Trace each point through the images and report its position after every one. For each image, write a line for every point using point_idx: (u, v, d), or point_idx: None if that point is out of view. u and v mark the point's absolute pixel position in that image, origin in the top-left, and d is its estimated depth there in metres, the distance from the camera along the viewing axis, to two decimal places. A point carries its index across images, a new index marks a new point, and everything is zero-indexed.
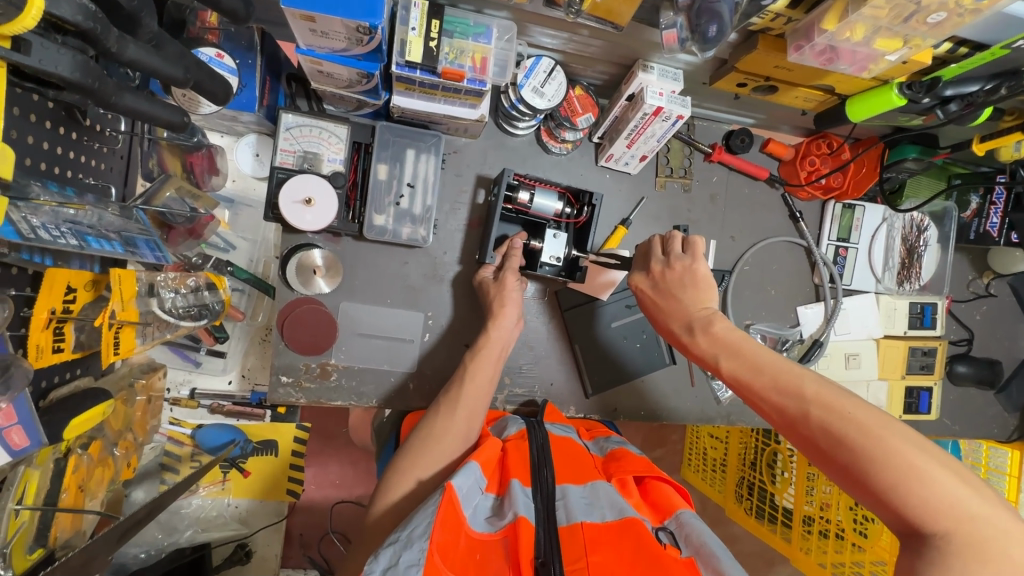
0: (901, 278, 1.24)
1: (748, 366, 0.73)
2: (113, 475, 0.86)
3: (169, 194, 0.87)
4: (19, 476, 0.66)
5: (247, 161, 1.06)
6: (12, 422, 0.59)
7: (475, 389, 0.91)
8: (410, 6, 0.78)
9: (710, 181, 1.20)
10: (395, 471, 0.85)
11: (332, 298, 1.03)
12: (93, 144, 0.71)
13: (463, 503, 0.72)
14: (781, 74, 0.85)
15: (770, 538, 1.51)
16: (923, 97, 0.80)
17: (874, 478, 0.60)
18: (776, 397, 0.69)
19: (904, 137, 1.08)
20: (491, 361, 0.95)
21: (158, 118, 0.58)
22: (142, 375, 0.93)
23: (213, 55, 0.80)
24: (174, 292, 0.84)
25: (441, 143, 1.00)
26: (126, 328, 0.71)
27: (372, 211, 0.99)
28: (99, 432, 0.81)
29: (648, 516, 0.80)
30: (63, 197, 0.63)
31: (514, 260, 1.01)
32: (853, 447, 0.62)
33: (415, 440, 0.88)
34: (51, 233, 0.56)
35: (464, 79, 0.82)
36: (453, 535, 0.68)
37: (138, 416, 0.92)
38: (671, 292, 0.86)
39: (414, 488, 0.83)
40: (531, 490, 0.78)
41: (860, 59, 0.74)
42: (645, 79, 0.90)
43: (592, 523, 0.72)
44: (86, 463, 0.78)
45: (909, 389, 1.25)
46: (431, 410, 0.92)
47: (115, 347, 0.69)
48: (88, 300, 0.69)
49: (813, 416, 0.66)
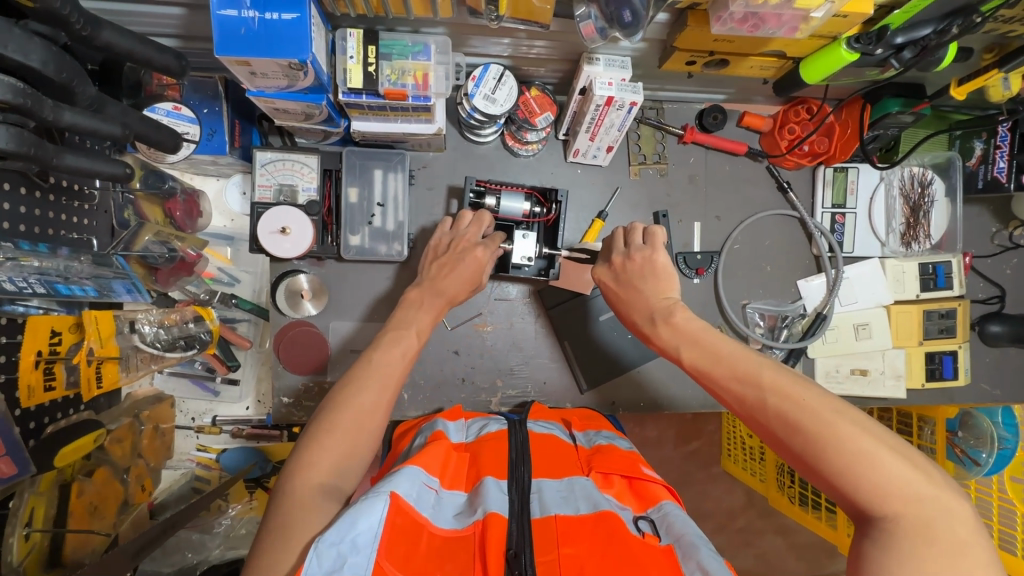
0: (907, 239, 1.17)
1: (708, 356, 0.74)
2: (125, 498, 1.01)
3: (148, 238, 0.92)
4: (25, 503, 0.80)
5: (235, 200, 1.16)
6: (2, 453, 0.71)
7: (391, 364, 0.85)
8: (346, 36, 0.82)
9: (687, 163, 1.18)
10: (309, 445, 0.75)
11: (322, 319, 1.08)
12: (72, 203, 0.80)
13: (419, 507, 0.72)
14: (723, 47, 0.84)
15: (815, 525, 1.40)
16: (875, 48, 0.76)
17: (826, 463, 0.60)
18: (735, 385, 0.69)
19: (886, 91, 1.00)
20: (412, 332, 0.90)
21: (100, 172, 0.65)
22: (149, 405, 1.12)
23: (170, 109, 0.90)
24: (156, 326, 0.92)
25: (406, 160, 1.04)
26: (107, 363, 0.83)
27: (347, 232, 1.03)
28: (103, 458, 0.96)
29: (631, 505, 0.78)
30: (30, 253, 0.72)
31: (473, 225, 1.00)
32: (805, 433, 0.62)
33: (334, 414, 0.77)
34: (14, 286, 0.68)
35: (408, 98, 0.85)
36: (413, 535, 0.69)
37: (146, 443, 1.09)
38: (632, 283, 0.88)
39: (338, 465, 0.74)
40: (506, 485, 0.78)
41: (788, 21, 0.72)
42: (591, 71, 0.91)
43: (567, 516, 0.72)
44: (90, 488, 0.92)
45: (929, 355, 1.17)
46: (344, 381, 0.82)
47: (96, 381, 0.81)
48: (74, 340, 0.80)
49: (770, 403, 0.65)
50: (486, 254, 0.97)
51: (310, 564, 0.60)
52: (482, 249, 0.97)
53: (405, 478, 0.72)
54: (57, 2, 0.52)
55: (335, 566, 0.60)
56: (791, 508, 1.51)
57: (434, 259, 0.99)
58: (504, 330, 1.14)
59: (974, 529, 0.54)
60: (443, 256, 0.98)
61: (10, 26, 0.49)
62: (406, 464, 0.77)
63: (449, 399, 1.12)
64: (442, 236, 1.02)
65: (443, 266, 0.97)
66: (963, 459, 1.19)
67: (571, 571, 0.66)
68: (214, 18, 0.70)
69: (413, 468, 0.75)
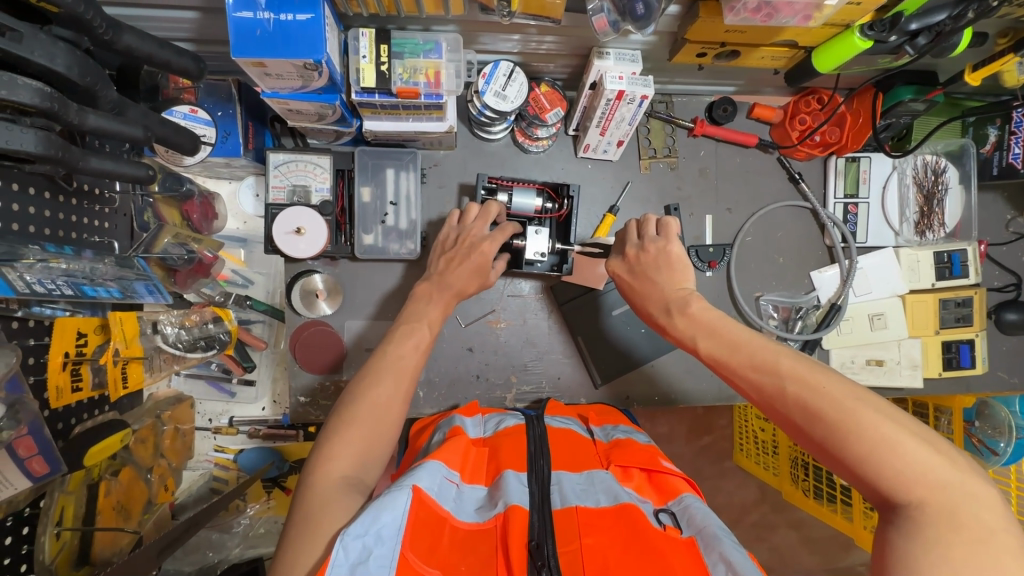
0: (921, 228, 1.17)
1: (726, 346, 0.74)
2: (149, 497, 1.03)
3: (167, 241, 0.94)
4: (55, 502, 0.81)
5: (249, 202, 1.18)
6: (34, 452, 0.73)
7: (405, 357, 0.85)
8: (358, 36, 0.83)
9: (698, 156, 1.17)
10: (330, 439, 0.75)
11: (337, 318, 1.09)
12: (94, 207, 0.81)
13: (440, 501, 0.72)
14: (735, 38, 0.83)
15: (832, 518, 1.40)
16: (888, 35, 0.75)
17: (848, 450, 0.60)
18: (753, 374, 0.70)
19: (898, 79, 0.99)
20: (424, 326, 0.90)
21: (124, 174, 0.66)
22: (168, 407, 1.13)
23: (188, 112, 0.92)
24: (178, 328, 0.95)
25: (418, 158, 1.05)
26: (131, 363, 0.87)
27: (360, 232, 1.04)
28: (128, 459, 0.98)
29: (651, 498, 0.79)
30: (57, 255, 0.72)
31: (477, 215, 1.00)
32: (827, 421, 0.62)
33: (351, 408, 0.78)
34: (46, 287, 0.67)
35: (420, 96, 0.86)
36: (434, 529, 0.69)
37: (168, 444, 1.11)
38: (646, 274, 0.88)
39: (359, 458, 0.75)
40: (526, 477, 0.78)
41: (801, 9, 0.72)
42: (601, 65, 0.91)
43: (587, 508, 0.73)
44: (116, 487, 0.93)
45: (945, 344, 1.16)
46: (360, 375, 0.83)
47: (122, 382, 0.86)
48: (99, 342, 0.83)
49: (789, 392, 0.66)
50: (492, 248, 0.96)
51: (336, 556, 0.60)
52: (488, 243, 0.97)
53: (425, 472, 0.73)
54: (81, 6, 0.52)
55: (361, 557, 0.61)
56: (805, 501, 1.50)
57: (441, 253, 0.99)
58: (518, 326, 1.15)
59: (1002, 516, 0.53)
60: (451, 250, 0.98)
61: (36, 31, 0.50)
62: (427, 459, 0.77)
63: (464, 396, 1.13)
64: (449, 230, 1.01)
65: (450, 260, 0.97)
66: (981, 448, 1.20)
67: (593, 562, 0.66)
68: (230, 20, 0.70)
69: (434, 463, 0.76)
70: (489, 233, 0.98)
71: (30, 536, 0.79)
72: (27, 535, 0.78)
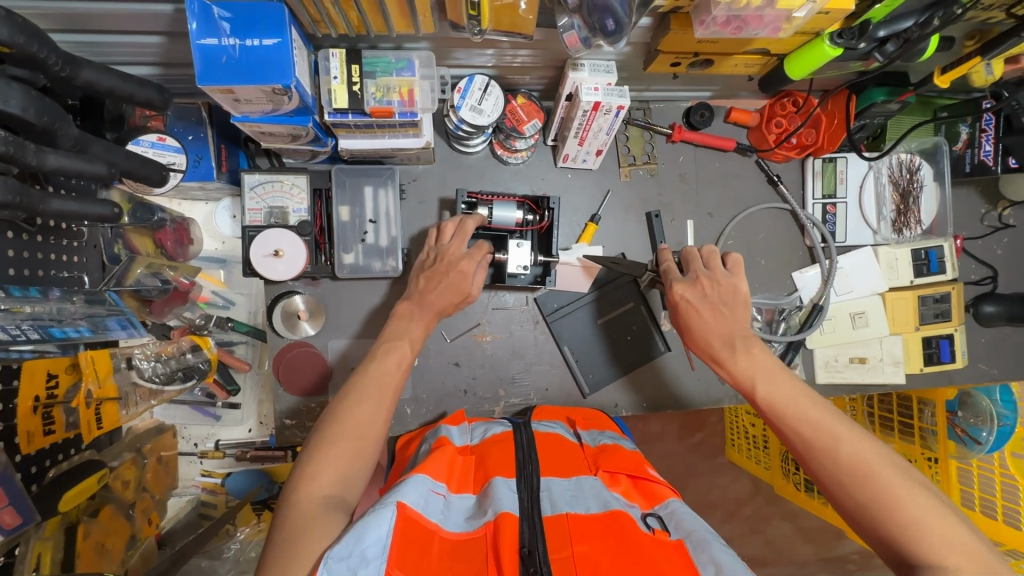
0: (898, 226, 1.18)
1: (783, 395, 0.77)
2: (132, 534, 1.00)
3: (140, 271, 0.92)
4: (30, 549, 0.79)
5: (226, 223, 1.16)
6: (5, 504, 0.72)
7: (388, 374, 0.84)
8: (329, 57, 0.81)
9: (677, 161, 1.18)
10: (313, 458, 0.74)
11: (321, 338, 1.08)
12: (61, 242, 0.77)
13: (427, 514, 0.71)
14: (707, 47, 0.83)
15: (821, 510, 1.43)
16: (858, 42, 0.77)
17: (895, 513, 0.64)
18: (807, 428, 0.73)
19: (869, 81, 1.01)
20: (404, 343, 0.89)
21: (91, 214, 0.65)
22: (149, 440, 1.14)
23: (156, 140, 0.91)
24: (153, 360, 0.94)
25: (396, 174, 1.04)
26: (106, 404, 0.85)
27: (341, 251, 1.03)
28: (108, 497, 0.96)
29: (638, 502, 0.79)
30: (21, 300, 0.70)
31: (450, 230, 0.97)
32: (879, 487, 0.66)
33: (334, 427, 0.77)
34: (9, 332, 0.67)
35: (394, 114, 0.85)
36: (423, 544, 0.68)
37: (150, 477, 1.11)
38: (720, 305, 0.88)
39: (342, 475, 0.74)
40: (516, 483, 0.78)
41: (770, 21, 0.71)
42: (576, 77, 0.90)
43: (578, 514, 0.73)
44: (95, 528, 0.91)
45: (926, 340, 1.18)
46: (341, 395, 0.82)
47: (96, 423, 0.83)
48: (70, 382, 0.81)
49: (844, 449, 0.70)
50: (471, 266, 0.93)
51: None
52: (466, 261, 0.94)
53: (410, 487, 0.72)
54: (33, 45, 0.51)
55: None
56: (796, 494, 1.53)
57: (421, 272, 0.96)
58: (504, 339, 1.14)
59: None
60: (430, 269, 0.95)
61: None
62: (412, 473, 0.76)
63: (452, 410, 1.12)
64: (428, 251, 0.98)
65: (430, 279, 0.94)
66: (964, 438, 1.28)
67: (586, 570, 0.65)
68: (194, 48, 0.69)
69: (420, 477, 0.75)
70: (466, 252, 0.95)
71: None
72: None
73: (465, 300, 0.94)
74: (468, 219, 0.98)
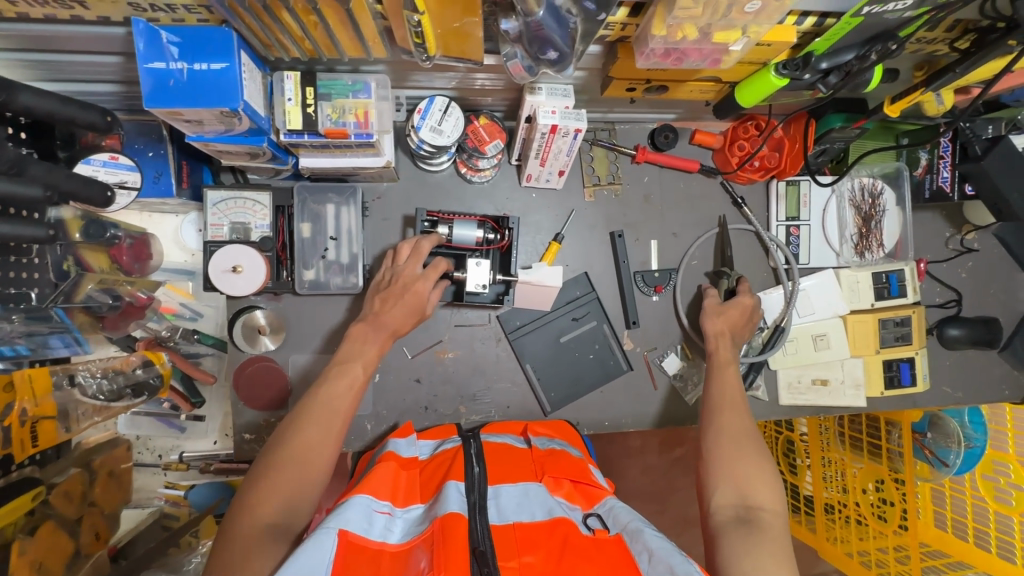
0: (861, 249, 1.20)
1: (728, 373, 0.96)
2: (76, 551, 0.97)
3: (90, 287, 0.91)
4: None
5: (192, 237, 1.16)
6: None
7: (338, 397, 0.84)
8: (283, 79, 0.82)
9: (642, 182, 1.19)
10: (258, 485, 0.74)
11: (281, 354, 1.08)
12: (10, 257, 0.76)
13: (371, 534, 0.71)
14: (657, 75, 0.84)
15: (799, 531, 1.54)
16: (802, 73, 0.77)
17: (750, 458, 0.81)
18: (731, 394, 0.92)
19: (828, 106, 1.02)
20: (358, 365, 0.88)
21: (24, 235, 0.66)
22: (98, 455, 1.12)
23: (108, 159, 0.90)
24: (98, 378, 0.97)
25: (359, 192, 1.05)
26: (44, 422, 0.84)
27: (301, 267, 1.04)
28: (49, 511, 0.92)
29: (580, 505, 0.81)
30: None
31: (405, 252, 0.98)
32: (750, 445, 0.83)
33: (280, 453, 0.77)
34: None
35: (350, 136, 0.86)
36: (371, 560, 0.67)
37: (98, 492, 1.08)
38: (737, 307, 1.07)
39: (287, 503, 0.74)
40: (463, 486, 0.78)
41: (710, 53, 0.72)
42: (534, 101, 0.92)
43: (524, 523, 0.73)
44: (33, 544, 0.87)
45: (887, 362, 1.19)
46: (290, 419, 0.82)
47: (31, 441, 0.82)
48: (8, 398, 0.78)
49: (742, 415, 0.88)
50: (426, 287, 0.95)
51: None
52: (423, 283, 0.95)
53: (350, 512, 0.72)
54: None
55: None
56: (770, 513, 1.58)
57: (376, 294, 0.96)
58: (466, 356, 1.15)
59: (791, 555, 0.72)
60: (385, 290, 0.96)
61: None
62: (353, 494, 0.76)
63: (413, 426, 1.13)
64: (385, 272, 0.99)
65: (385, 300, 0.94)
66: (932, 459, 1.30)
67: None
68: (142, 71, 0.70)
69: (361, 498, 0.75)
70: (422, 273, 0.97)
71: None
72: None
73: (420, 318, 0.96)
74: (426, 240, 0.99)
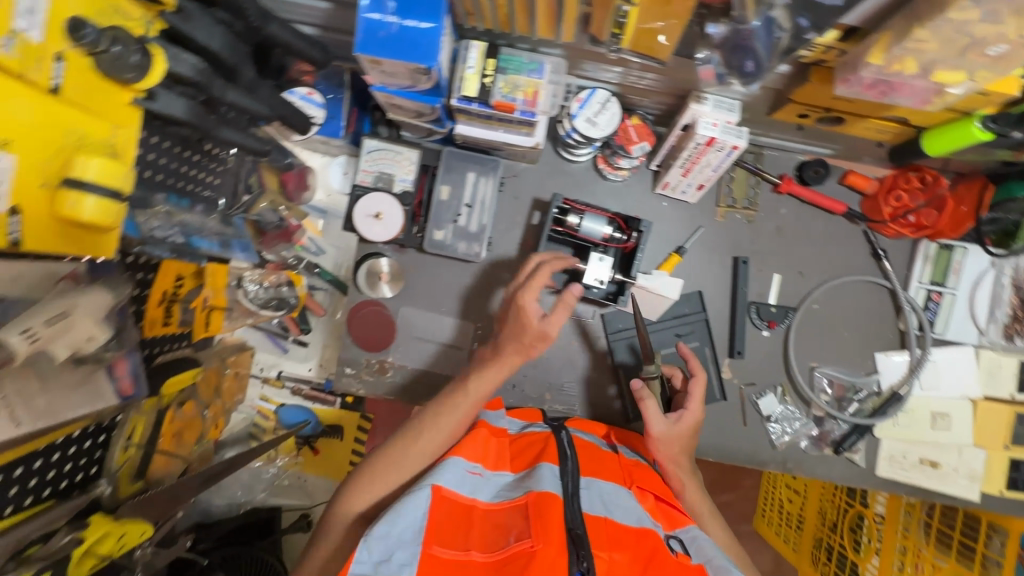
0: (1010, 331, 1.09)
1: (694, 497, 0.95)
2: (202, 432, 1.10)
3: (264, 205, 1.06)
4: (129, 419, 0.91)
5: (337, 178, 1.24)
6: (126, 375, 0.81)
7: (458, 411, 0.87)
8: (469, 47, 0.87)
9: (778, 213, 1.15)
10: (364, 474, 0.83)
11: (394, 303, 1.14)
12: (208, 163, 0.84)
13: (463, 490, 0.75)
14: (842, 105, 0.81)
15: None
16: (1012, 130, 0.71)
17: None
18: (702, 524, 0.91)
19: (1015, 173, 0.97)
20: (479, 384, 0.90)
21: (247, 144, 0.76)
22: (233, 354, 1.24)
23: (305, 94, 1.00)
24: (257, 285, 1.13)
25: (500, 167, 1.09)
26: (214, 310, 1.08)
27: (433, 227, 1.09)
28: (193, 394, 1.07)
29: (662, 523, 0.80)
30: (175, 206, 0.80)
31: (532, 278, 0.94)
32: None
33: (389, 453, 0.85)
34: (164, 234, 0.79)
35: (516, 111, 0.89)
36: (462, 520, 0.71)
37: (226, 386, 1.21)
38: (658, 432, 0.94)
39: (384, 497, 0.82)
40: (558, 471, 0.79)
41: (921, 91, 0.68)
42: (697, 110, 0.91)
43: (614, 522, 0.74)
44: (179, 416, 1.02)
45: (1013, 461, 1.09)
46: (410, 423, 0.89)
47: (205, 323, 1.07)
48: (193, 285, 1.01)
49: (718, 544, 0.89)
50: (551, 328, 0.89)
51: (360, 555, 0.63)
52: (546, 321, 0.89)
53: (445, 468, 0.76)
54: None
55: (383, 557, 0.63)
56: None
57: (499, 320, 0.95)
58: (562, 346, 1.16)
59: None
60: (504, 319, 0.93)
61: None
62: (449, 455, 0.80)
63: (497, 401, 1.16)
64: (508, 291, 0.97)
65: (502, 325, 0.94)
66: None
67: None
68: (359, 20, 0.76)
69: (458, 460, 0.80)
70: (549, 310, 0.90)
71: (104, 443, 0.88)
72: (34, 486, 0.76)
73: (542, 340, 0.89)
74: (546, 261, 0.96)
